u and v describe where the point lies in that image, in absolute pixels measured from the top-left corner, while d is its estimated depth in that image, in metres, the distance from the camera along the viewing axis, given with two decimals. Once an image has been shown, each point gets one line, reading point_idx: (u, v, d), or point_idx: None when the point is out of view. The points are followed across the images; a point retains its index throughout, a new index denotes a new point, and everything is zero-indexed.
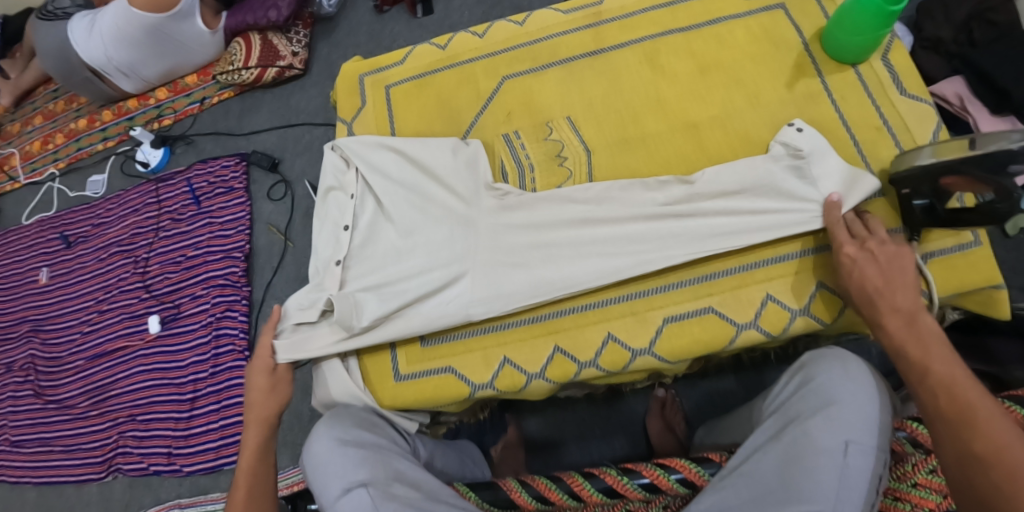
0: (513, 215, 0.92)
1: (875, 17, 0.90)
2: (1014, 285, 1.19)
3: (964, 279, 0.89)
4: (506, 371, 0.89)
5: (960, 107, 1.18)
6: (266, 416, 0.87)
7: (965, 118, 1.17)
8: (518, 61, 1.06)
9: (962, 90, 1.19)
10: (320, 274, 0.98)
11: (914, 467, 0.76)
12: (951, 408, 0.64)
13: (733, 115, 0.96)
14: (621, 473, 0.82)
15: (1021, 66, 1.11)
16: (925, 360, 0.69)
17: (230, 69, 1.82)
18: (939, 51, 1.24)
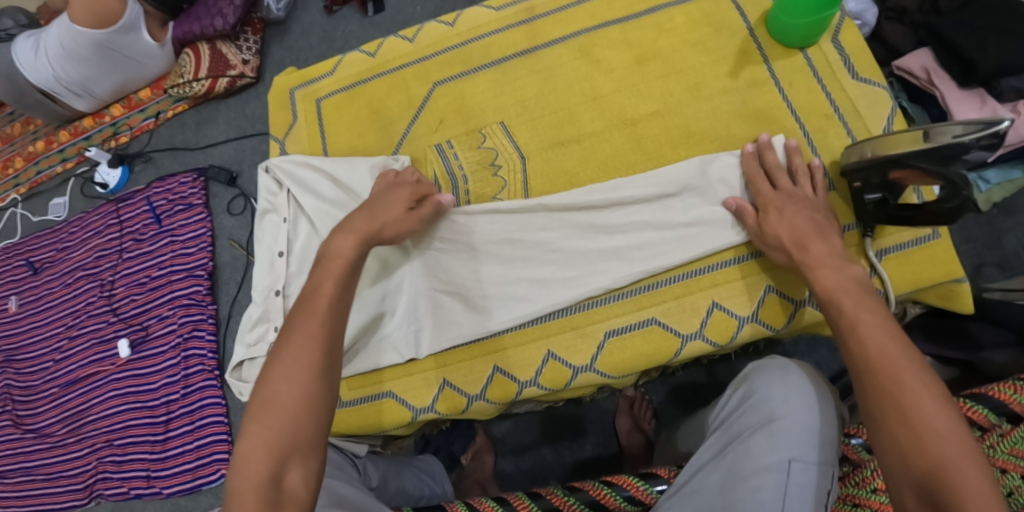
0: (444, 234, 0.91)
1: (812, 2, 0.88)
2: (989, 261, 1.15)
3: (918, 273, 0.87)
4: (445, 394, 0.89)
5: (927, 81, 1.11)
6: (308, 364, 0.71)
7: (931, 92, 1.11)
8: (449, 65, 1.02)
9: (929, 63, 1.11)
10: (260, 304, 0.94)
11: (873, 473, 0.74)
12: (914, 421, 0.62)
13: (674, 108, 0.94)
14: (567, 493, 0.80)
15: (985, 33, 1.05)
16: (855, 313, 0.70)
17: (181, 83, 1.77)
18: (905, 21, 1.17)
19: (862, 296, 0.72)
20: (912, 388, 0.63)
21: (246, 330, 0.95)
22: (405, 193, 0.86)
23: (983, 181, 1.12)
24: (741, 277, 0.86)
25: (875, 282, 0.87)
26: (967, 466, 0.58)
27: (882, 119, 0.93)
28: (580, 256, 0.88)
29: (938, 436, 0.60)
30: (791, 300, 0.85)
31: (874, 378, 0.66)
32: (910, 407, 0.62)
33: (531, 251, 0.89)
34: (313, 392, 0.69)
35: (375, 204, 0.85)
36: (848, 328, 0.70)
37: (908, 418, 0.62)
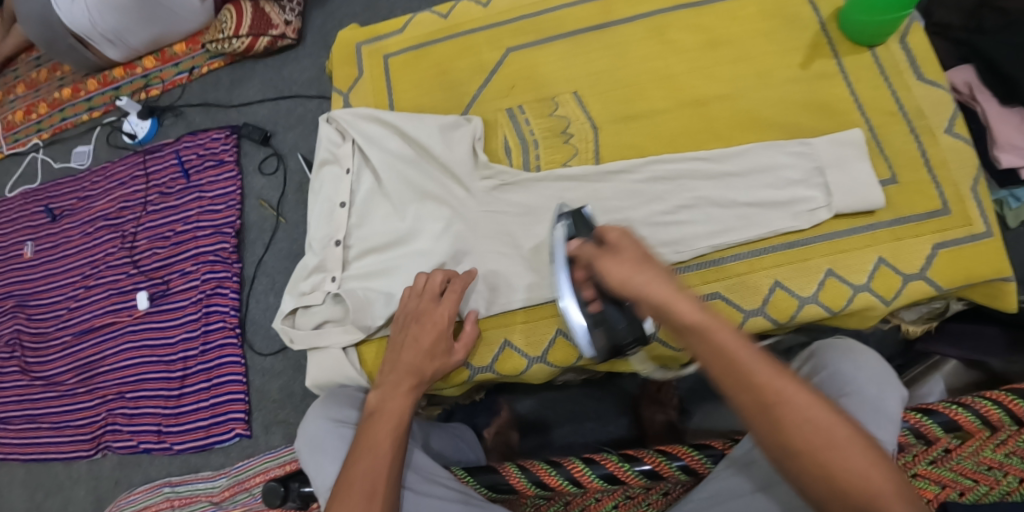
0: (507, 196, 0.92)
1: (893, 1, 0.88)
2: None
3: (969, 269, 0.87)
4: (505, 355, 0.89)
5: (970, 96, 1.08)
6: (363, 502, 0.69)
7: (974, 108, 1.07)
8: (522, 32, 1.02)
9: (972, 79, 1.08)
10: (317, 254, 0.93)
11: (914, 458, 0.86)
12: (816, 439, 0.59)
13: (744, 93, 0.94)
14: (622, 459, 0.82)
15: None
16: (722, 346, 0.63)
17: (220, 38, 1.76)
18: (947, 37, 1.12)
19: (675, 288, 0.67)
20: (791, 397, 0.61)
21: (299, 279, 0.94)
22: (435, 335, 0.81)
23: (1014, 198, 1.09)
24: (803, 260, 0.87)
25: (931, 274, 0.87)
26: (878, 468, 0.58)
27: (944, 120, 0.94)
28: (647, 226, 0.87)
29: (840, 445, 0.58)
30: (850, 284, 0.87)
31: (753, 394, 0.61)
32: (802, 426, 0.59)
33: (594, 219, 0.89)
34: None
35: (404, 354, 0.80)
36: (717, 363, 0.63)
37: (813, 437, 0.59)
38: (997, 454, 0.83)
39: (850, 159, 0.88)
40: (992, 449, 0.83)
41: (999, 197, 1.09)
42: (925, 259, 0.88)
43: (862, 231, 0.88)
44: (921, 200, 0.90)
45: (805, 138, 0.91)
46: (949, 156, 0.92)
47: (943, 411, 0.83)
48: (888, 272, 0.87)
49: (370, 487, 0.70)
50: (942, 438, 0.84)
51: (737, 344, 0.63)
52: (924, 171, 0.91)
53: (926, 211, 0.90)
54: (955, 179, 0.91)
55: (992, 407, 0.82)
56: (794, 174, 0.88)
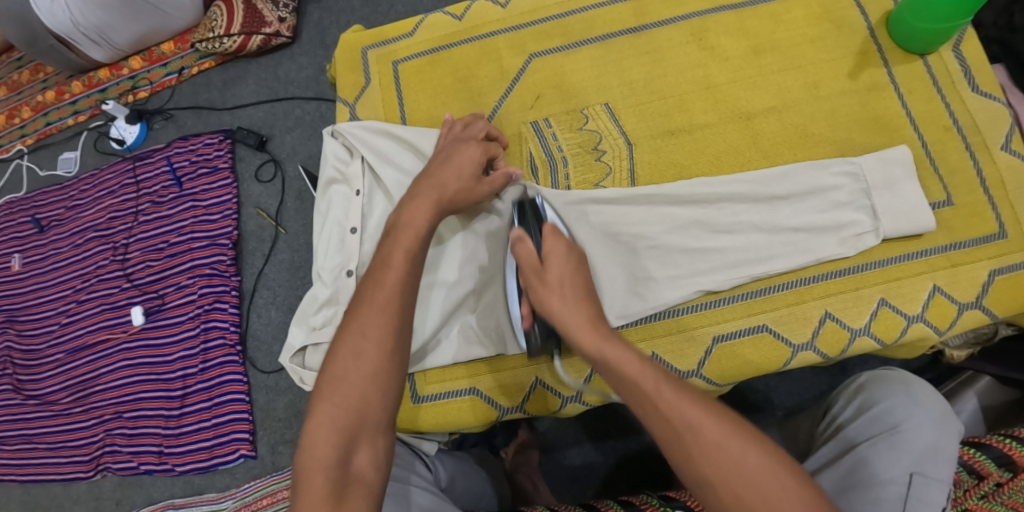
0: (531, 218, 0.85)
1: (954, 6, 0.80)
2: None
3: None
4: (536, 394, 0.85)
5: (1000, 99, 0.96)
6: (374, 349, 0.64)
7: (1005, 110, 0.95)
8: (546, 37, 0.94)
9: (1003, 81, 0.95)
10: (327, 285, 0.86)
11: (965, 493, 0.84)
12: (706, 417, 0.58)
13: (792, 106, 0.87)
14: (662, 503, 0.77)
15: None
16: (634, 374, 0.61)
17: (210, 37, 1.67)
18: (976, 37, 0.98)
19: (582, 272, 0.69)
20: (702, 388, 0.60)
21: (309, 312, 0.87)
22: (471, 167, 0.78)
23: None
24: (855, 289, 0.80)
25: (987, 303, 0.81)
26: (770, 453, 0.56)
27: (1000, 135, 0.87)
28: (683, 253, 0.81)
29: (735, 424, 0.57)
30: (904, 315, 0.80)
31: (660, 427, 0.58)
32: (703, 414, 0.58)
33: (623, 245, 0.82)
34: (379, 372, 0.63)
35: (440, 172, 0.77)
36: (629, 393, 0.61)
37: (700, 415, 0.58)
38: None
39: (903, 177, 0.81)
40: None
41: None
42: (981, 287, 0.81)
43: (916, 257, 0.81)
44: (978, 222, 0.83)
45: (855, 156, 0.84)
46: (1007, 175, 0.85)
47: (997, 445, 0.82)
48: (943, 301, 0.81)
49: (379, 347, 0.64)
50: (995, 473, 0.82)
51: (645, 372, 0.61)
52: (980, 191, 0.84)
53: (981, 235, 0.83)
54: (1013, 198, 0.84)
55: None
56: (842, 196, 0.81)
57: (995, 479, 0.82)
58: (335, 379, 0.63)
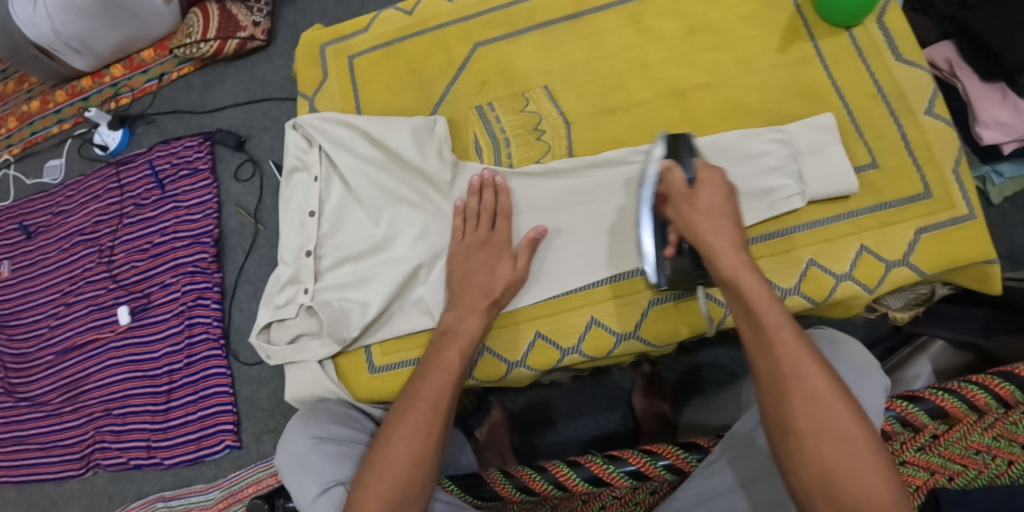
0: None
1: None
2: (1004, 255, 1.14)
3: (950, 254, 0.85)
4: (486, 361, 0.88)
5: (950, 73, 1.07)
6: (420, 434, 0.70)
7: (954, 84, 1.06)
8: (491, 26, 1.00)
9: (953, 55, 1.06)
10: (289, 265, 0.91)
11: (902, 445, 0.77)
12: (824, 431, 0.60)
13: (723, 81, 0.93)
14: (607, 461, 0.80)
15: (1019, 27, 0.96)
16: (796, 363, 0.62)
17: (187, 42, 1.72)
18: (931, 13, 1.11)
19: (738, 254, 0.69)
20: (836, 400, 0.61)
21: (273, 292, 0.92)
22: (497, 257, 0.84)
23: (998, 174, 1.11)
24: (786, 250, 0.87)
25: (914, 260, 0.85)
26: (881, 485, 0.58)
27: (925, 100, 0.92)
28: (615, 217, 0.88)
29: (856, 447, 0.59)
30: (832, 274, 0.85)
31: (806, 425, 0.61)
32: (823, 446, 0.60)
33: (557, 215, 0.89)
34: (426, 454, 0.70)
35: (474, 277, 0.83)
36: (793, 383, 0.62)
37: (823, 431, 0.60)
38: (985, 438, 0.76)
39: (826, 143, 0.87)
40: (980, 433, 0.76)
41: (982, 173, 1.12)
42: (907, 245, 0.86)
43: (844, 219, 0.87)
44: (903, 183, 0.88)
45: (782, 125, 0.90)
46: (932, 137, 0.90)
47: (931, 397, 0.76)
48: (871, 259, 0.86)
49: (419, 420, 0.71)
50: (930, 425, 0.76)
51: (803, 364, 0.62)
52: (905, 154, 0.90)
53: (909, 195, 0.88)
54: (938, 160, 0.89)
55: (979, 390, 0.76)
56: (770, 163, 0.87)
57: (931, 431, 0.76)
58: (385, 464, 0.69)
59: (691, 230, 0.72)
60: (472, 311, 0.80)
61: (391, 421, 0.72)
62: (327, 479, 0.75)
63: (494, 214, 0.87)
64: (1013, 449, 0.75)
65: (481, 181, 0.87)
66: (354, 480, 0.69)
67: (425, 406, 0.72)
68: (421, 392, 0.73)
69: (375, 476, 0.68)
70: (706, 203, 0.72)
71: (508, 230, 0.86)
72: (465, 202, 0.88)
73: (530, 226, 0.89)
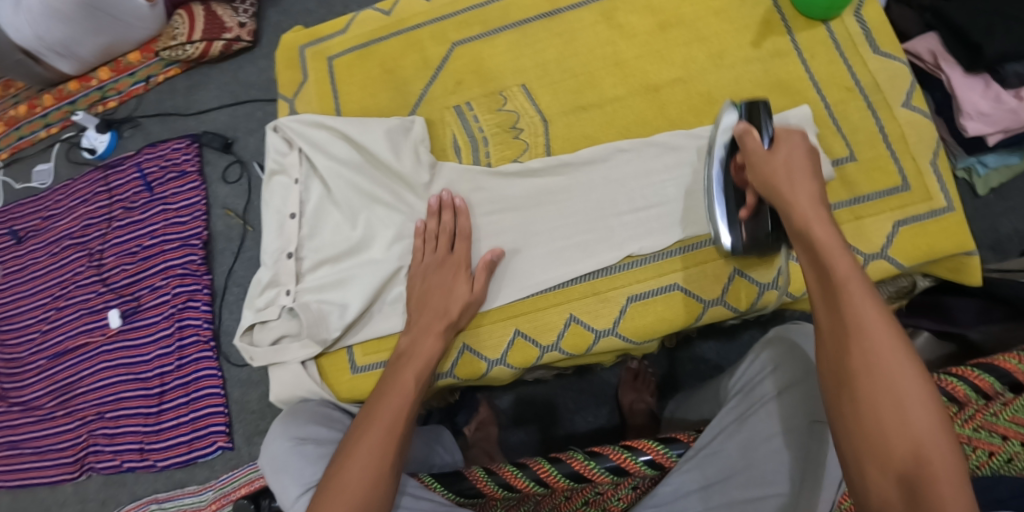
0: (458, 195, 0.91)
1: None
2: (985, 245, 1.15)
3: (927, 245, 0.86)
4: (464, 359, 0.87)
5: (934, 65, 1.07)
6: (377, 454, 0.70)
7: (938, 77, 1.06)
8: (468, 25, 1.00)
9: (937, 46, 1.07)
10: (270, 268, 0.91)
11: None
12: (879, 383, 0.59)
13: (698, 76, 0.93)
14: (588, 458, 0.80)
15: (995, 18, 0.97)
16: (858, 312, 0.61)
17: (173, 45, 1.72)
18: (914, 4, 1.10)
19: (814, 207, 0.70)
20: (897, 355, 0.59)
21: (254, 295, 0.92)
22: (455, 274, 0.85)
23: (983, 165, 1.12)
24: None
25: (892, 252, 0.86)
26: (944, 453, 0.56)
27: (901, 93, 0.92)
28: (586, 221, 0.89)
29: (922, 409, 0.57)
30: None
31: (864, 375, 0.59)
32: (873, 373, 0.59)
33: (524, 225, 0.90)
34: (382, 475, 0.69)
35: (430, 298, 0.84)
36: (856, 338, 0.61)
37: (877, 386, 0.59)
38: (966, 430, 0.73)
39: (801, 137, 0.87)
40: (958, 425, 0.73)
41: (967, 164, 1.13)
42: (885, 237, 0.87)
43: None
44: (880, 175, 0.89)
45: None
46: (907, 129, 0.91)
47: None
48: (848, 252, 0.87)
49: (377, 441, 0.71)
50: None
51: (872, 321, 0.61)
52: (882, 146, 0.90)
53: (886, 188, 0.89)
54: (914, 151, 0.90)
55: (957, 382, 0.74)
56: None
57: None
58: (339, 486, 0.68)
59: (769, 186, 0.73)
60: (427, 333, 0.81)
61: (350, 439, 0.72)
62: (306, 481, 0.75)
63: (453, 236, 0.88)
64: (995, 440, 0.71)
65: (438, 202, 0.88)
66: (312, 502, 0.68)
67: (386, 422, 0.73)
68: (376, 413, 0.74)
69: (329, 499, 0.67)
70: (785, 159, 0.74)
71: (467, 250, 0.87)
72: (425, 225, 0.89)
73: (489, 247, 0.89)
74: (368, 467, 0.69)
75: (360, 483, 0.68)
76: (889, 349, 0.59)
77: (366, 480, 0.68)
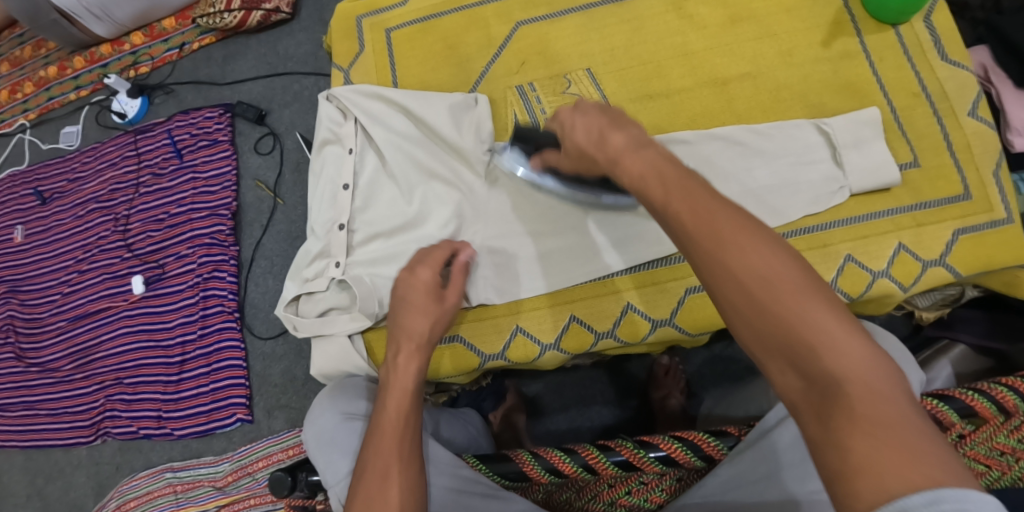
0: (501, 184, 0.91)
1: None
2: None
3: (988, 256, 0.84)
4: (518, 341, 0.87)
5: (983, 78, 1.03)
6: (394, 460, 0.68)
7: (987, 90, 1.02)
8: (532, 6, 0.99)
9: (987, 61, 1.04)
10: (321, 238, 0.90)
11: None
12: (768, 304, 0.51)
13: (765, 72, 0.92)
14: (637, 446, 0.80)
15: None
16: (720, 254, 0.53)
17: (211, 12, 1.71)
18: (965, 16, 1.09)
19: (650, 166, 0.62)
20: (730, 243, 0.53)
21: (303, 264, 0.91)
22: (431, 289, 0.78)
23: None
24: (822, 246, 0.85)
25: (950, 261, 0.85)
26: (824, 316, 0.49)
27: (967, 102, 0.90)
28: (634, 226, 0.87)
29: (774, 292, 0.50)
30: (870, 270, 0.84)
31: (752, 315, 0.51)
32: (758, 305, 0.51)
33: (565, 237, 0.88)
34: (408, 482, 0.67)
35: (401, 315, 0.77)
36: (727, 277, 0.53)
37: (773, 316, 0.50)
38: (1010, 439, 0.78)
39: (869, 139, 0.86)
40: (1005, 435, 0.77)
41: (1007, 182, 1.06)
42: (944, 245, 0.85)
43: (883, 216, 0.86)
44: (942, 183, 0.87)
45: (826, 118, 0.89)
46: (973, 140, 0.89)
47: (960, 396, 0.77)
48: (908, 258, 0.85)
49: (389, 447, 0.69)
50: (958, 424, 0.77)
51: (740, 250, 0.52)
52: (946, 155, 0.88)
53: (947, 196, 0.87)
54: (978, 162, 0.88)
55: (1007, 392, 0.77)
56: (809, 155, 0.87)
57: (958, 430, 0.77)
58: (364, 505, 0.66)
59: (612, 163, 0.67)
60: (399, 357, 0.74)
61: (365, 452, 0.69)
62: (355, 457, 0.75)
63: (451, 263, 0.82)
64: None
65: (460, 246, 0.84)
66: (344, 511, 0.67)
67: (392, 430, 0.70)
68: (381, 423, 0.71)
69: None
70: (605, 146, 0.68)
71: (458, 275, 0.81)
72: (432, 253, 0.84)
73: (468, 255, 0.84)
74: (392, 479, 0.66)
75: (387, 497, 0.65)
76: (772, 274, 0.51)
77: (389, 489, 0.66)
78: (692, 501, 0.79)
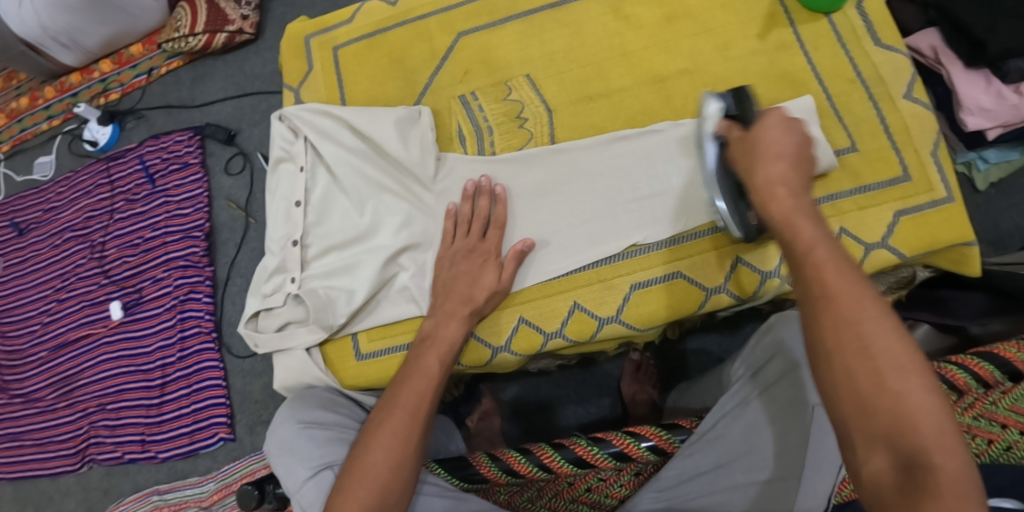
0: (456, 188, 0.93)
1: None
2: (986, 240, 1.16)
3: (930, 236, 0.86)
4: (471, 346, 0.89)
5: (935, 60, 1.07)
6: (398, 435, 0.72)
7: (939, 72, 1.07)
8: (474, 15, 1.01)
9: (938, 42, 1.07)
10: (276, 255, 0.92)
11: None
12: (875, 375, 0.54)
13: (702, 67, 0.94)
14: (591, 443, 0.81)
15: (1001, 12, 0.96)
16: (857, 317, 0.55)
17: (176, 37, 1.72)
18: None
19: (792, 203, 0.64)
20: (872, 318, 0.55)
21: (260, 281, 0.93)
22: (484, 263, 0.85)
23: (983, 161, 1.13)
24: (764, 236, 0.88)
25: (893, 242, 0.87)
26: (930, 406, 0.52)
27: (903, 85, 0.93)
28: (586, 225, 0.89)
29: (904, 369, 0.53)
30: None
31: (856, 395, 0.54)
32: (867, 379, 0.54)
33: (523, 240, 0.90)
34: (405, 458, 0.71)
35: (457, 285, 0.84)
36: (853, 344, 0.55)
37: (883, 397, 0.53)
38: (965, 418, 0.72)
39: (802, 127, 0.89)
40: (959, 414, 0.72)
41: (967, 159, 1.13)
42: (886, 227, 0.87)
43: (822, 203, 0.89)
44: (882, 165, 0.90)
45: None
46: (909, 121, 0.91)
47: None
48: (850, 242, 0.87)
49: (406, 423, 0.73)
50: None
51: (867, 316, 0.55)
52: (884, 138, 0.91)
53: (887, 178, 0.89)
54: (916, 143, 0.90)
55: (956, 370, 0.73)
56: None
57: None
58: (363, 470, 0.70)
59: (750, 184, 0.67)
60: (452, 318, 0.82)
61: (370, 424, 0.74)
62: (313, 464, 0.76)
63: (486, 223, 0.88)
64: (994, 429, 0.71)
65: (476, 187, 0.88)
66: (336, 485, 0.71)
67: (406, 411, 0.74)
68: (398, 399, 0.76)
69: (356, 479, 0.70)
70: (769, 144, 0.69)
71: (499, 239, 0.87)
72: (457, 207, 0.89)
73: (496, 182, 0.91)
74: (394, 445, 0.72)
75: (388, 467, 0.70)
76: (898, 350, 0.54)
77: (395, 459, 0.71)
78: (648, 494, 0.82)
